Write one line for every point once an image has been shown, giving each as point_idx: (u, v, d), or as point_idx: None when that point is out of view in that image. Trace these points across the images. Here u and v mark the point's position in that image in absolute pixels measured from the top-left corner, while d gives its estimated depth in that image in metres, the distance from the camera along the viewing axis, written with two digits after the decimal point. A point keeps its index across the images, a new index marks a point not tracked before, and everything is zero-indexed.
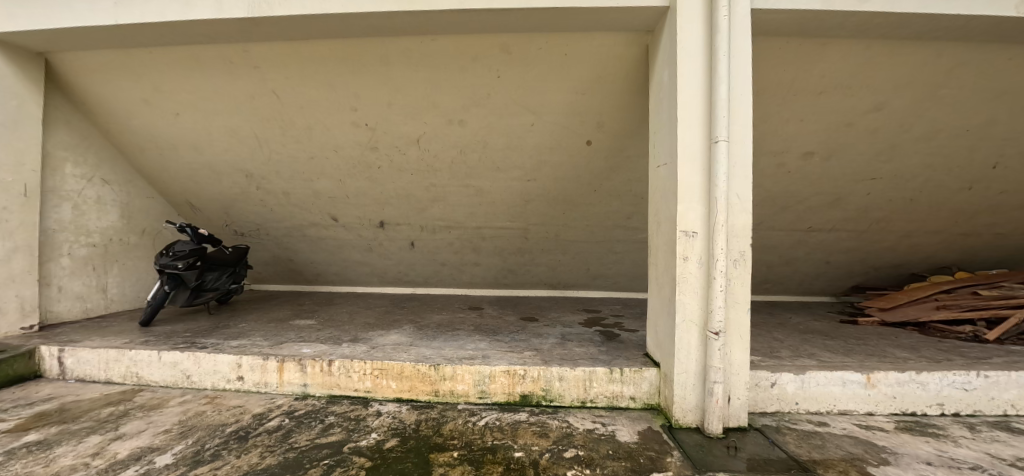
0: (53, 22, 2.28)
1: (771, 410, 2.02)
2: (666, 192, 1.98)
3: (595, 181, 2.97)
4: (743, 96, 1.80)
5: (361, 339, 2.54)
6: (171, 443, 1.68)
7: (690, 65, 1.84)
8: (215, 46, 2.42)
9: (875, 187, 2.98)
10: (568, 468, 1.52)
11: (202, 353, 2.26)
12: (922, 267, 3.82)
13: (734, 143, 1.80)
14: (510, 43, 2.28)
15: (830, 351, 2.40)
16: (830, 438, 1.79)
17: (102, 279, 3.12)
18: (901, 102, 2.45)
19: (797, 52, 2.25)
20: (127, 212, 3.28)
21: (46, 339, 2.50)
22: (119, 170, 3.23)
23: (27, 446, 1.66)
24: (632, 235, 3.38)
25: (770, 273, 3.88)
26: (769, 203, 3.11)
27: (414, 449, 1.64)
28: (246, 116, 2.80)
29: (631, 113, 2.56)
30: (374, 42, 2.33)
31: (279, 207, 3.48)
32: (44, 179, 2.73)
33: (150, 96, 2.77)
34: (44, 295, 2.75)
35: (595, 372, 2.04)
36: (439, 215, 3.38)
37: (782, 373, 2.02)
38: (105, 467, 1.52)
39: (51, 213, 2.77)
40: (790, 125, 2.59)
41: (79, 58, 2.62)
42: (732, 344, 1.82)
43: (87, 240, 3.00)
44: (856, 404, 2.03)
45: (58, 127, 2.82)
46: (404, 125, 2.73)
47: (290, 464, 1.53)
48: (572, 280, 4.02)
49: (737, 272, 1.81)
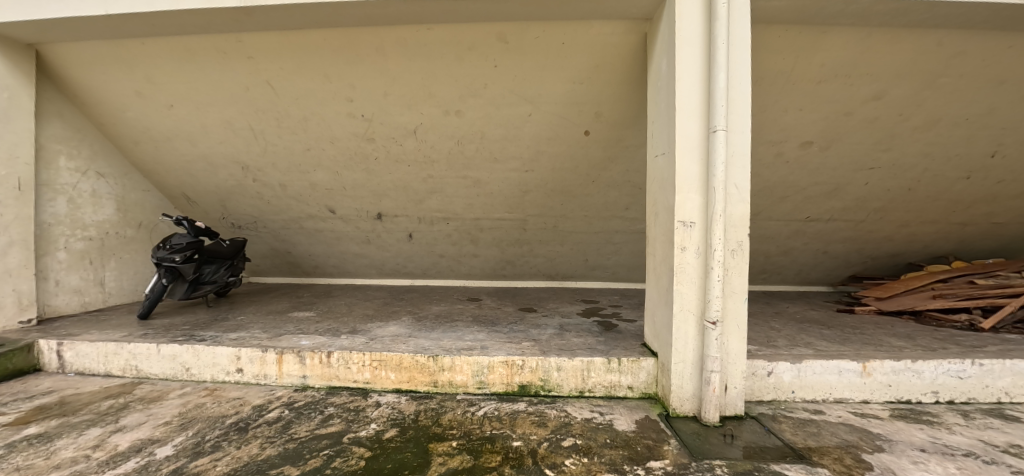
0: (42, 13, 2.23)
1: (767, 399, 2.04)
2: (664, 182, 1.97)
3: (593, 172, 2.96)
4: (742, 84, 1.79)
5: (359, 331, 2.54)
6: (171, 436, 1.69)
7: (688, 53, 1.82)
8: (207, 36, 2.38)
9: (873, 177, 2.97)
10: (566, 457, 1.53)
11: (201, 346, 2.26)
12: (918, 257, 3.84)
13: (732, 132, 1.79)
14: (507, 32, 2.25)
15: (826, 340, 2.41)
16: (826, 425, 1.81)
17: (99, 272, 3.11)
18: (901, 91, 2.44)
19: (797, 39, 2.23)
20: (123, 206, 3.27)
21: (44, 333, 2.50)
22: (113, 163, 3.20)
23: (27, 438, 1.67)
24: (631, 226, 3.38)
25: (768, 263, 3.89)
26: (767, 193, 3.11)
27: (413, 440, 1.65)
28: (241, 108, 2.77)
29: (629, 103, 2.54)
30: (369, 32, 2.29)
31: (277, 200, 3.46)
32: (39, 173, 2.71)
33: (143, 88, 2.74)
34: (41, 288, 2.75)
35: (593, 361, 2.05)
36: (437, 207, 3.37)
37: (779, 362, 2.03)
38: (107, 459, 1.53)
39: (47, 207, 2.75)
40: (789, 114, 2.58)
41: (71, 50, 2.58)
42: (729, 334, 1.82)
43: (83, 234, 2.99)
44: (851, 392, 2.05)
45: (51, 119, 2.79)
46: (400, 115, 2.71)
47: (290, 455, 1.54)
48: (572, 271, 4.03)
49: (736, 262, 1.81)
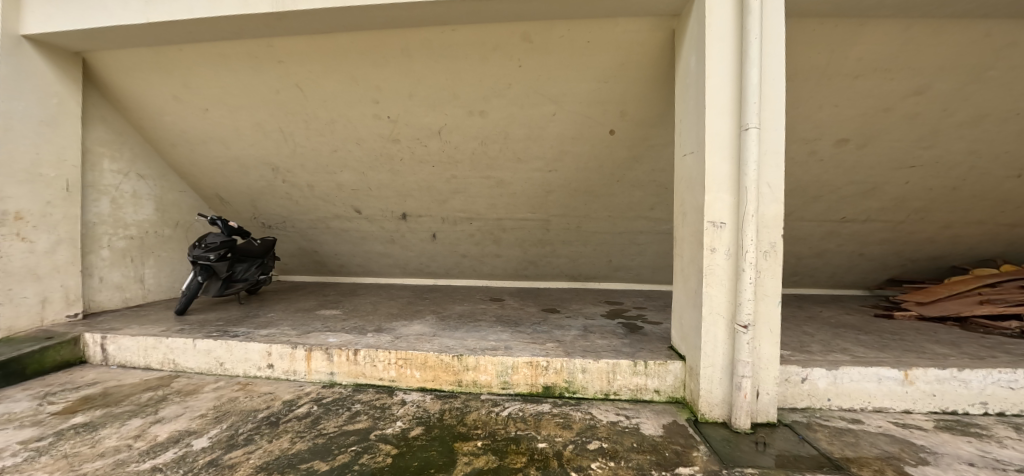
0: (89, 23, 2.35)
1: (800, 406, 1.97)
2: (693, 181, 1.92)
3: (618, 171, 2.92)
4: (776, 80, 1.73)
5: (385, 330, 2.58)
6: (206, 428, 1.75)
7: (718, 49, 1.78)
8: (241, 41, 2.45)
9: (914, 175, 2.83)
10: (592, 460, 1.51)
11: (234, 342, 2.34)
12: (963, 260, 3.63)
13: (765, 129, 1.73)
14: (531, 31, 2.24)
15: (864, 346, 2.31)
16: (864, 435, 1.73)
17: (139, 269, 3.25)
18: (945, 86, 2.32)
19: (832, 33, 2.15)
20: (161, 205, 3.41)
21: (88, 327, 2.63)
22: (152, 164, 3.34)
23: (74, 427, 1.76)
24: (656, 226, 3.31)
25: (799, 265, 3.76)
26: (799, 193, 3.00)
27: (438, 438, 1.66)
28: (271, 111, 2.85)
29: (654, 101, 2.50)
30: (395, 33, 2.32)
31: (305, 200, 3.55)
32: (85, 175, 2.85)
33: (180, 93, 2.85)
34: (87, 284, 2.89)
35: (618, 364, 2.02)
36: (460, 207, 3.39)
37: (814, 368, 1.95)
38: (147, 449, 1.59)
39: (92, 206, 2.89)
40: (823, 111, 2.48)
41: (115, 57, 2.70)
42: (761, 338, 1.76)
43: (125, 233, 3.13)
44: (892, 402, 1.95)
45: (95, 124, 2.93)
46: (425, 116, 2.73)
47: (319, 450, 1.57)
48: (594, 272, 3.98)
49: (768, 264, 1.75)
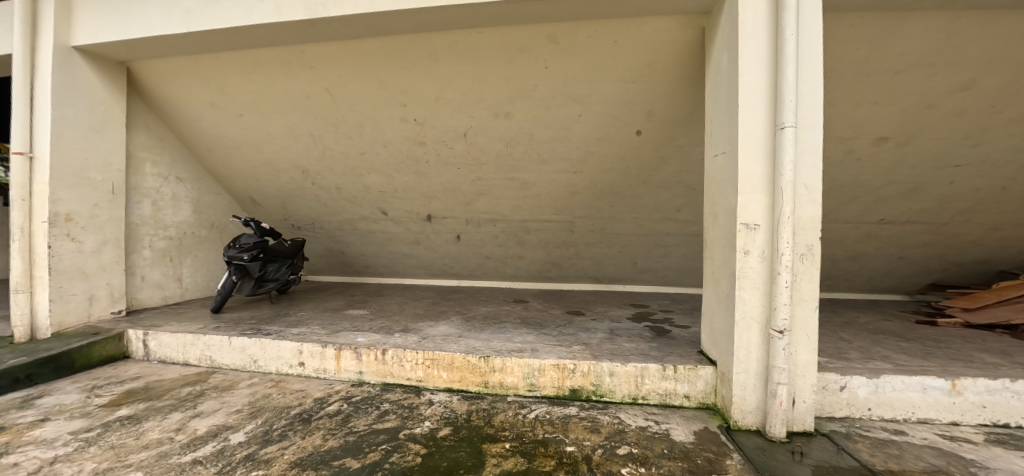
0: (133, 33, 2.46)
1: (839, 416, 1.89)
2: (725, 182, 1.88)
3: (644, 172, 2.88)
4: (813, 78, 1.67)
5: (411, 330, 2.61)
6: (242, 423, 1.80)
7: (752, 47, 1.73)
8: (275, 49, 2.53)
9: (959, 175, 2.69)
10: (622, 465, 1.49)
11: (267, 340, 2.41)
12: (1012, 263, 3.43)
13: (801, 128, 1.68)
14: (557, 33, 2.23)
15: (907, 354, 2.21)
16: (908, 447, 1.65)
17: (177, 269, 3.39)
18: (994, 80, 2.20)
19: (872, 28, 2.07)
20: (198, 207, 3.55)
21: (131, 323, 2.75)
22: (190, 168, 3.48)
23: (120, 419, 1.84)
24: (683, 228, 3.26)
25: (833, 268, 3.62)
26: (834, 193, 2.90)
27: (467, 439, 1.67)
28: (302, 115, 2.93)
29: (682, 101, 2.46)
30: (422, 38, 2.35)
31: (332, 202, 3.63)
32: (128, 178, 3.00)
33: (216, 99, 2.96)
34: (129, 283, 3.03)
35: (647, 368, 1.98)
36: (484, 209, 3.40)
37: (854, 377, 1.88)
38: (188, 442, 1.66)
39: (135, 208, 3.03)
40: (862, 108, 2.39)
41: (156, 65, 2.83)
42: (798, 344, 1.71)
43: (164, 234, 3.26)
44: (938, 413, 1.86)
45: (138, 129, 3.07)
46: (450, 119, 2.76)
47: (350, 447, 1.60)
48: (619, 274, 3.94)
49: (805, 268, 1.69)
